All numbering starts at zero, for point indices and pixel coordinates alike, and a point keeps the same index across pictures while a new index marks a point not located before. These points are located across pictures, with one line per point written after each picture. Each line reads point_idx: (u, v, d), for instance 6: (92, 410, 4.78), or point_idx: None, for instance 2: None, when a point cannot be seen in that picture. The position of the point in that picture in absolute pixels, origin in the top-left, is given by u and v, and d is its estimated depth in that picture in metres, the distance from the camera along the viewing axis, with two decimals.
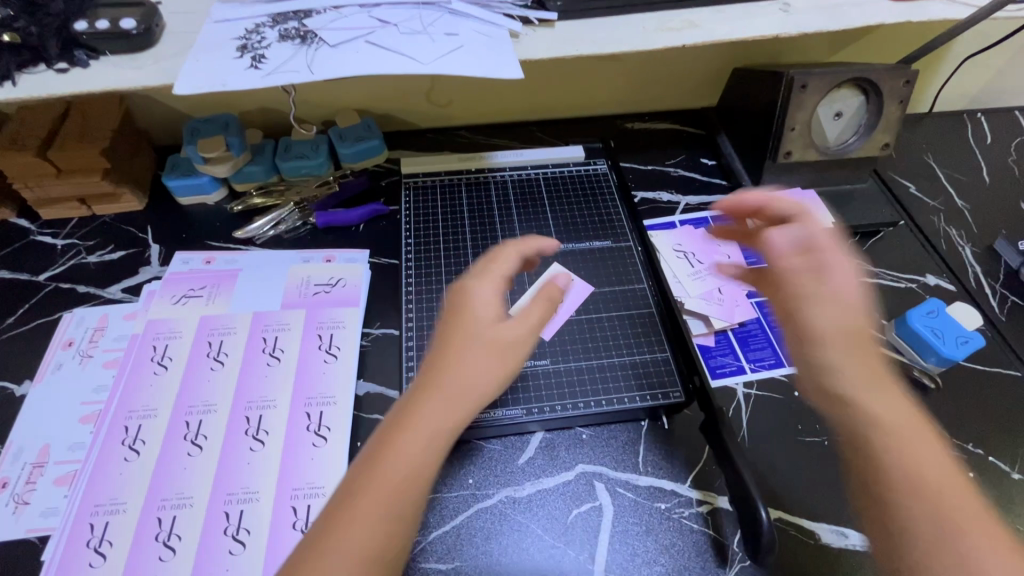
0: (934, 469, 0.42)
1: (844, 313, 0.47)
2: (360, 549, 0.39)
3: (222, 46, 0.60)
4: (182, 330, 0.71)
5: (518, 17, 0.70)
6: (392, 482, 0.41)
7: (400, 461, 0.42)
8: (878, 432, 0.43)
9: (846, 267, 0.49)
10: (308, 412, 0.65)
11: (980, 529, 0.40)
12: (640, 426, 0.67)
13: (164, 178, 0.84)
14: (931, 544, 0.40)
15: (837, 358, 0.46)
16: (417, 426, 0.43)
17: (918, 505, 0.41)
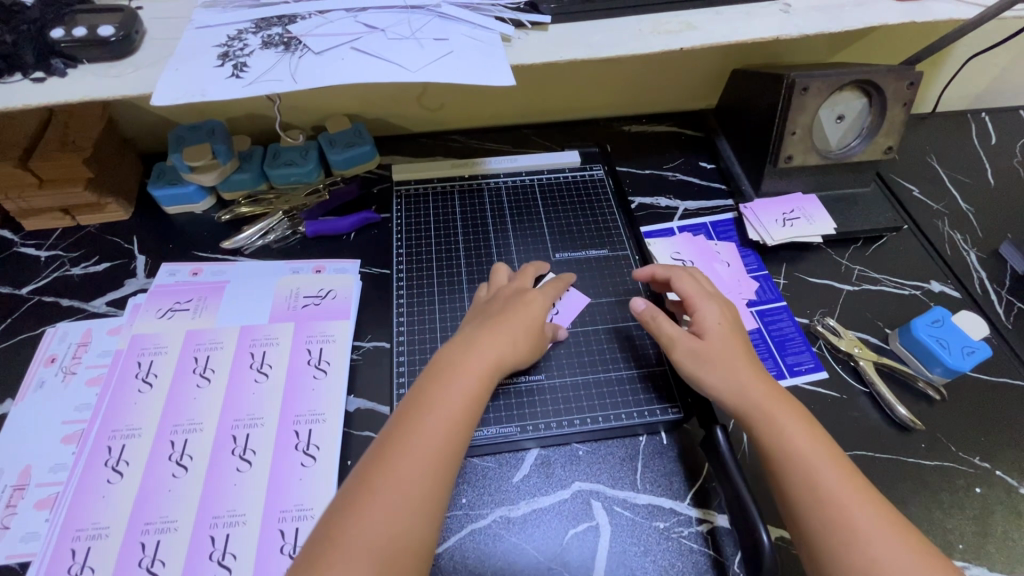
0: (803, 436, 0.52)
1: (705, 341, 0.60)
2: (424, 465, 0.47)
3: (203, 54, 0.58)
4: (167, 345, 0.69)
5: (510, 21, 0.67)
6: (448, 409, 0.50)
7: (457, 390, 0.52)
8: (751, 411, 0.55)
9: (711, 302, 0.63)
10: (296, 430, 0.63)
11: (844, 476, 0.50)
12: (638, 442, 0.65)
13: (149, 188, 0.82)
14: (807, 491, 0.49)
15: (709, 371, 0.59)
16: (464, 372, 0.53)
17: (791, 462, 0.51)
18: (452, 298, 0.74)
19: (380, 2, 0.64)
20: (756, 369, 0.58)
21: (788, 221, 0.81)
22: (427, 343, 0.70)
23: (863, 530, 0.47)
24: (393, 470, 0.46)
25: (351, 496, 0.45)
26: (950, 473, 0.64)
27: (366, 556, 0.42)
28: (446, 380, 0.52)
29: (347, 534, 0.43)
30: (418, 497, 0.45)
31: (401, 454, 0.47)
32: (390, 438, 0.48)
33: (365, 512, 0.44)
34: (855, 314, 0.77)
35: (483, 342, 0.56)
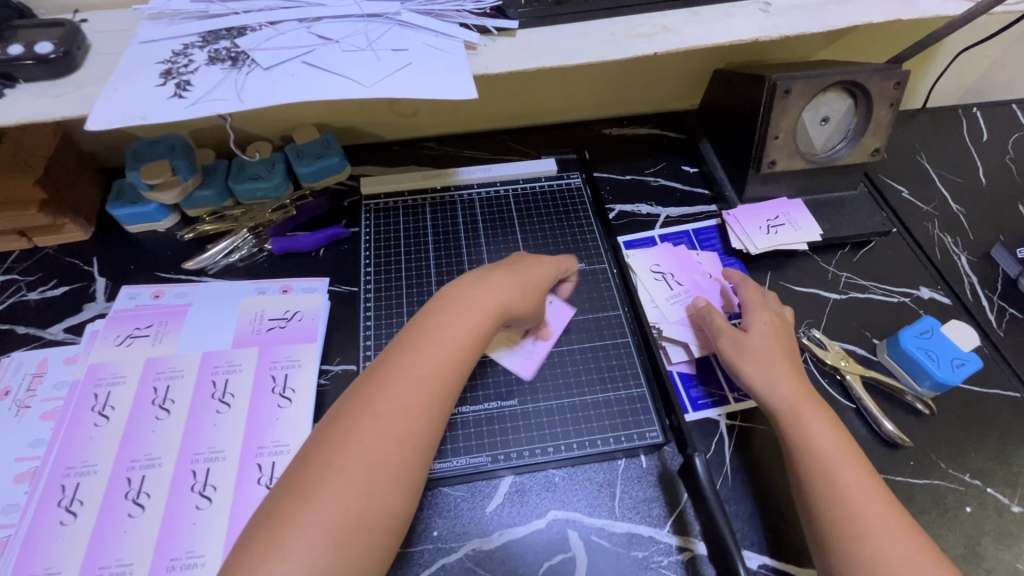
0: (829, 438, 0.53)
1: (751, 338, 0.61)
2: (417, 399, 0.46)
3: (145, 72, 0.55)
4: (126, 374, 0.66)
5: (475, 26, 0.64)
6: (442, 349, 0.49)
7: (452, 331, 0.51)
8: (780, 404, 0.56)
9: (764, 310, 0.64)
10: (258, 463, 0.61)
11: (864, 477, 0.51)
12: (616, 466, 0.62)
13: (108, 207, 0.79)
14: (830, 495, 0.50)
15: (747, 359, 0.60)
16: (463, 314, 0.52)
17: (814, 463, 0.52)
18: None
19: (336, 11, 0.60)
20: (796, 370, 0.59)
21: (770, 226, 0.79)
22: None
23: (877, 535, 0.47)
24: (392, 396, 0.46)
25: (348, 417, 0.45)
26: (938, 491, 0.62)
27: (359, 475, 0.42)
28: (444, 318, 0.51)
29: (339, 456, 0.42)
30: (414, 424, 0.45)
31: (402, 381, 0.47)
32: (389, 365, 0.48)
33: (360, 434, 0.44)
34: (841, 325, 0.74)
35: (487, 286, 0.55)
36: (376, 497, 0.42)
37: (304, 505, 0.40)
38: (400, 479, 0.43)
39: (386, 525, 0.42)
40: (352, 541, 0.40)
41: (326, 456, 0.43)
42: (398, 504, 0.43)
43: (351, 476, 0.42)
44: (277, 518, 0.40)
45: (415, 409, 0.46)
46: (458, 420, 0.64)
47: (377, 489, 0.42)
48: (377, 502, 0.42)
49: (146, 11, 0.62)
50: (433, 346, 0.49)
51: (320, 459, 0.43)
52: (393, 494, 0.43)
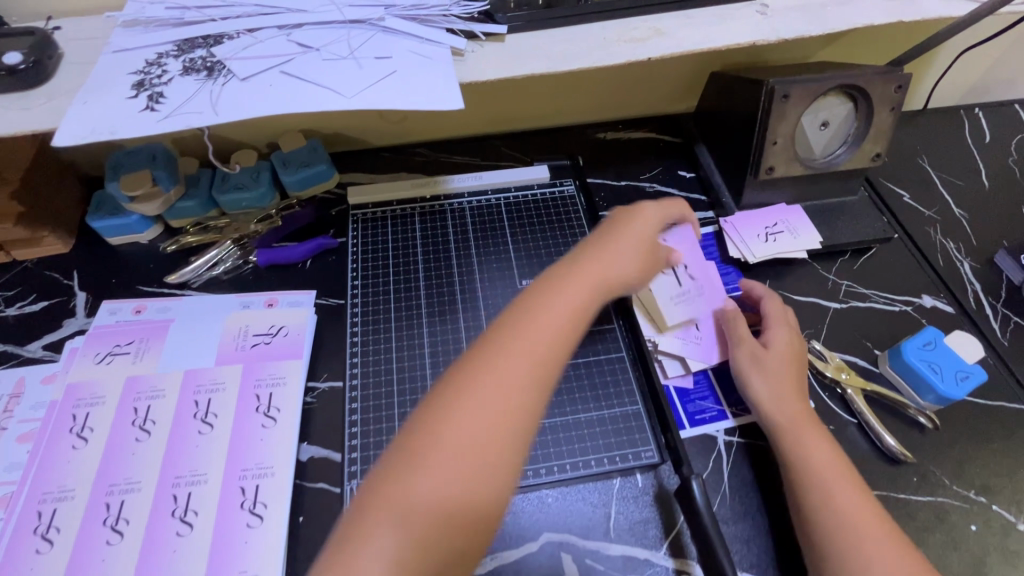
0: (831, 463, 0.54)
1: (770, 355, 0.61)
2: (525, 372, 0.43)
3: (116, 83, 0.53)
4: (105, 395, 0.64)
5: (462, 32, 0.62)
6: (552, 322, 0.47)
7: (561, 304, 0.48)
8: (783, 424, 0.57)
9: (785, 329, 0.64)
10: (242, 487, 0.59)
11: (854, 494, 0.52)
12: (612, 485, 0.61)
13: (87, 219, 0.77)
14: (826, 519, 0.51)
15: (764, 373, 0.60)
16: (569, 288, 0.49)
17: (812, 486, 0.53)
18: (410, 334, 0.69)
19: (317, 17, 0.58)
20: (799, 389, 0.60)
21: (767, 233, 0.77)
22: (382, 388, 0.65)
23: (870, 561, 0.48)
24: (493, 375, 0.43)
25: (445, 395, 0.42)
26: (942, 508, 0.60)
27: (458, 457, 0.40)
28: (548, 291, 0.49)
29: (449, 427, 0.41)
30: (516, 405, 0.42)
31: (502, 359, 0.43)
32: (488, 342, 0.45)
33: (458, 414, 0.41)
34: (842, 335, 0.72)
35: (587, 261, 0.53)
36: (474, 483, 0.40)
37: (401, 486, 0.38)
38: (499, 465, 0.40)
39: (491, 502, 0.40)
40: (448, 528, 0.38)
41: (422, 435, 0.40)
42: (497, 492, 0.40)
43: (450, 458, 0.40)
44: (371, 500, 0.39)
45: (517, 390, 0.43)
46: None
47: (476, 473, 0.40)
48: (477, 489, 0.39)
49: (119, 19, 0.60)
50: (541, 318, 0.46)
51: (426, 431, 0.41)
52: (492, 480, 0.40)
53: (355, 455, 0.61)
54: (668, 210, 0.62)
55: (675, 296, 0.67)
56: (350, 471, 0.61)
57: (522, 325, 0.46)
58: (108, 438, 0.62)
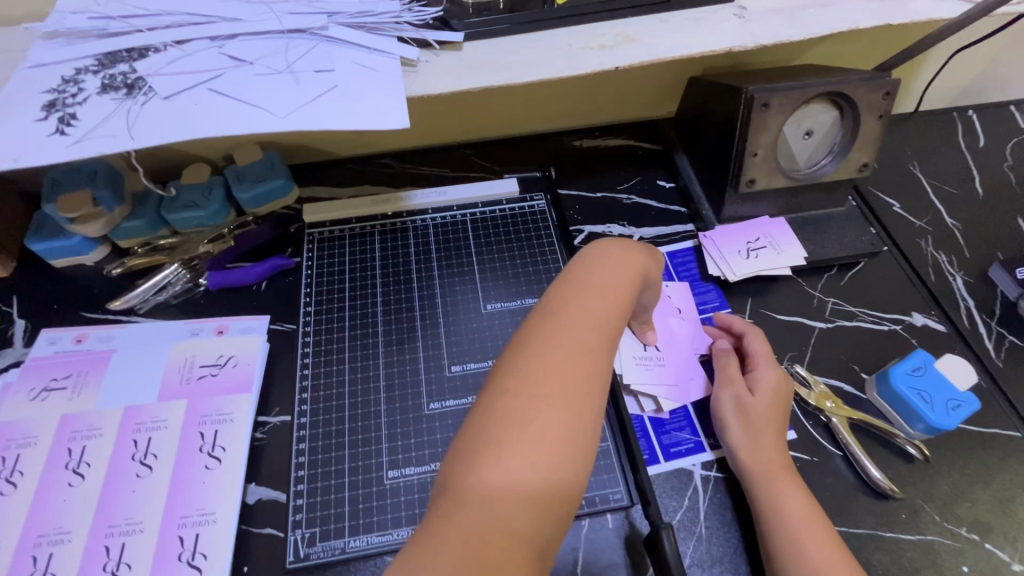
0: (810, 522, 0.51)
1: (755, 400, 0.59)
2: (600, 347, 0.40)
3: (25, 103, 0.48)
4: (38, 435, 0.60)
5: (414, 40, 0.56)
6: (612, 297, 0.43)
7: (617, 282, 0.45)
8: (761, 480, 0.55)
9: (771, 368, 0.61)
10: (180, 536, 0.55)
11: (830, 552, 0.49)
12: (580, 528, 0.57)
13: (26, 241, 0.72)
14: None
15: (748, 419, 0.58)
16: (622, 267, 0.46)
17: (790, 552, 0.50)
18: (365, 364, 0.65)
19: (252, 27, 0.53)
20: (778, 436, 0.58)
21: (750, 250, 0.72)
22: (333, 425, 0.62)
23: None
24: (569, 342, 0.39)
25: (526, 363, 0.37)
26: (933, 548, 0.56)
27: (546, 430, 0.35)
28: (600, 268, 0.45)
29: (530, 402, 0.36)
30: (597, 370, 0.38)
31: (576, 324, 0.40)
32: (554, 312, 0.41)
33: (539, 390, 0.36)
34: (827, 358, 0.68)
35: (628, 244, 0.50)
36: (567, 457, 0.34)
37: (488, 462, 0.33)
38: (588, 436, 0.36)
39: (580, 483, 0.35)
40: (543, 509, 0.33)
41: (502, 408, 0.35)
42: (588, 466, 0.35)
43: (536, 434, 0.34)
44: (452, 484, 0.33)
45: (594, 357, 0.39)
46: (401, 484, 0.58)
47: (569, 446, 0.35)
48: (569, 464, 0.35)
49: (38, 29, 0.54)
50: (600, 294, 0.43)
51: (504, 410, 0.35)
52: (584, 454, 0.35)
53: (300, 501, 0.57)
54: None
55: (639, 357, 0.65)
56: (294, 520, 0.56)
57: (582, 300, 0.42)
58: (39, 483, 0.57)
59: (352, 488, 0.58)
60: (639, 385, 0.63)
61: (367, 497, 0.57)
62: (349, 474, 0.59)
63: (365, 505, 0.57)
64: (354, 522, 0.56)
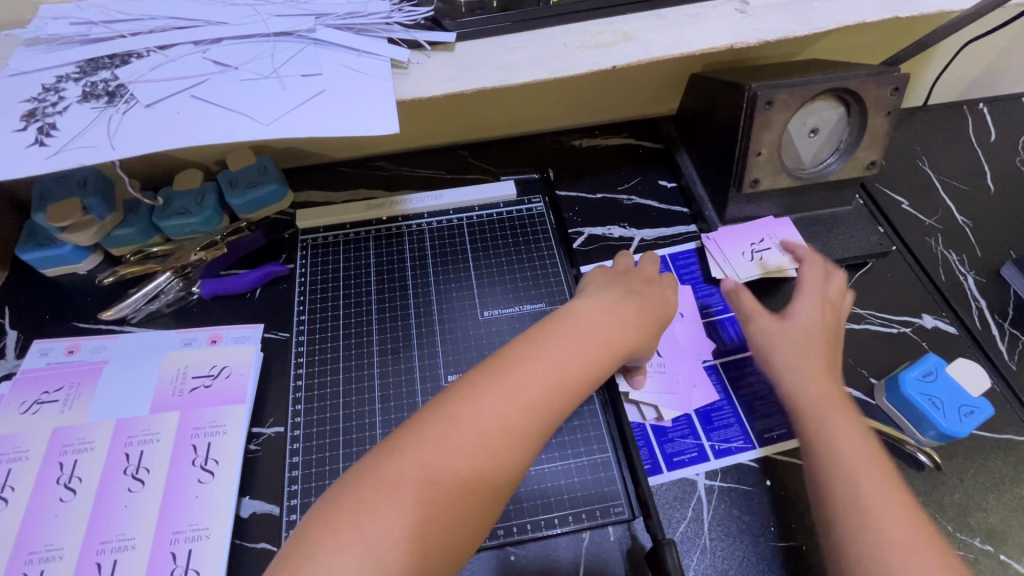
0: (855, 440, 0.50)
1: (795, 328, 0.59)
2: (516, 418, 0.43)
3: (4, 114, 0.48)
4: (29, 449, 0.59)
5: (404, 41, 0.54)
6: (554, 373, 0.46)
7: (566, 357, 0.47)
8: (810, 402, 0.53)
9: (816, 300, 0.60)
10: (173, 552, 0.54)
11: (884, 476, 0.47)
12: (580, 539, 0.55)
13: (16, 251, 0.71)
14: (847, 516, 0.45)
15: (785, 342, 0.58)
16: (581, 341, 0.49)
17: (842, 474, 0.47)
18: (359, 375, 0.64)
19: (238, 30, 0.52)
20: (825, 364, 0.56)
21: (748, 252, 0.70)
22: (326, 438, 0.60)
23: (894, 557, 0.42)
24: (488, 403, 0.43)
25: (467, 386, 0.44)
26: None
27: (427, 475, 0.40)
28: (561, 338, 0.48)
29: (427, 448, 0.41)
30: (544, 404, 0.45)
31: (513, 389, 0.44)
32: (491, 374, 0.45)
33: (440, 439, 0.41)
34: None
35: (609, 315, 0.52)
36: (437, 509, 0.39)
37: (382, 490, 0.39)
38: (518, 450, 0.43)
39: (446, 537, 0.39)
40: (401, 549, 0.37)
41: (403, 444, 0.41)
42: (468, 519, 0.40)
43: (419, 477, 0.40)
44: (342, 497, 0.39)
45: (508, 426, 0.43)
46: None
47: (444, 498, 0.40)
48: (439, 515, 0.39)
49: (19, 36, 0.53)
50: (545, 367, 0.46)
51: (406, 447, 0.41)
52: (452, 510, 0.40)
53: (293, 516, 0.56)
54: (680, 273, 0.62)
55: None
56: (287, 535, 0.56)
57: (522, 367, 0.45)
58: (30, 498, 0.56)
59: None
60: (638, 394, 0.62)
61: None
62: None
63: None
64: None
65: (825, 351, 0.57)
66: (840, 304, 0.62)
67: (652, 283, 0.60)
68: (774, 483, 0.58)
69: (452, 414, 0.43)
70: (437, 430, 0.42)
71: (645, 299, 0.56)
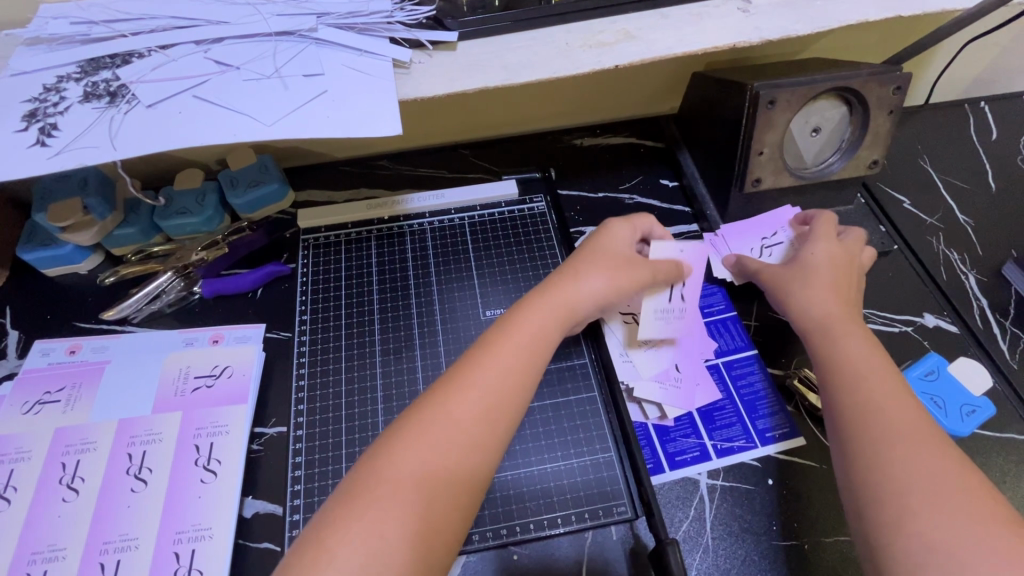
0: (861, 352, 0.53)
1: (807, 262, 0.62)
2: (483, 422, 0.46)
3: (5, 115, 0.48)
4: (32, 449, 0.59)
5: (406, 40, 0.54)
6: (512, 374, 0.49)
7: (520, 358, 0.50)
8: (819, 325, 0.57)
9: (825, 240, 0.63)
10: (176, 553, 0.54)
11: (886, 385, 0.49)
12: (583, 539, 0.56)
13: (17, 251, 0.71)
14: (865, 441, 0.46)
15: (797, 280, 0.61)
16: (531, 340, 0.52)
17: (843, 380, 0.51)
18: (362, 375, 0.64)
19: (239, 30, 0.52)
20: (838, 291, 0.59)
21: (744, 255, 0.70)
22: (329, 438, 0.60)
23: (895, 459, 0.44)
24: (457, 414, 0.46)
25: (436, 392, 0.47)
26: None
27: (410, 489, 0.42)
28: (513, 339, 0.51)
29: (405, 462, 0.43)
30: (512, 389, 0.49)
31: (476, 396, 0.47)
32: (455, 385, 0.47)
33: (416, 454, 0.43)
34: None
35: (555, 307, 0.55)
36: (422, 518, 0.41)
37: (368, 506, 0.41)
38: (486, 452, 0.46)
39: (433, 544, 0.41)
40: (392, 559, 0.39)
41: (385, 461, 0.43)
42: (451, 524, 0.42)
43: (403, 490, 0.42)
44: (334, 513, 0.41)
45: (476, 432, 0.46)
46: None
47: (428, 508, 0.42)
48: (424, 524, 0.41)
49: (20, 36, 0.52)
50: (502, 370, 0.49)
51: (387, 464, 0.43)
52: (436, 518, 0.42)
53: (296, 516, 0.56)
54: (633, 227, 0.63)
55: (658, 376, 0.63)
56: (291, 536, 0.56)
57: (480, 373, 0.48)
58: (32, 497, 0.56)
59: None
60: (650, 401, 0.62)
61: None
62: None
63: None
64: None
65: (839, 280, 0.60)
66: (858, 251, 0.64)
67: (599, 244, 0.60)
68: (776, 482, 0.58)
69: (423, 425, 0.45)
70: (411, 442, 0.44)
71: (589, 269, 0.58)
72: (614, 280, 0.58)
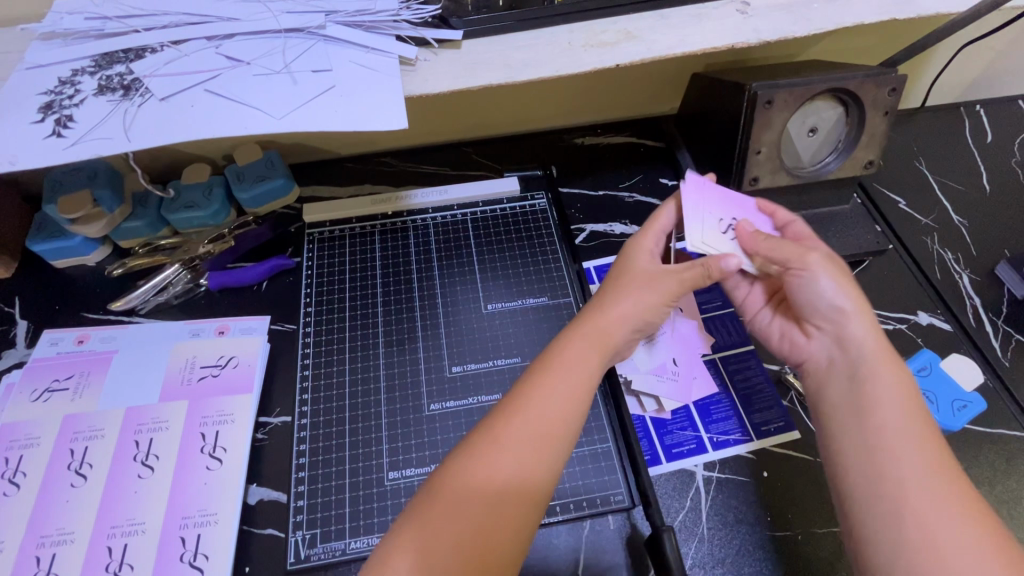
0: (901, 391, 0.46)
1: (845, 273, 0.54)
2: (533, 448, 0.45)
3: (21, 107, 0.49)
4: (41, 436, 0.60)
5: (412, 39, 0.56)
6: (563, 399, 0.48)
7: (569, 384, 0.49)
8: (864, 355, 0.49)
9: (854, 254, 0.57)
10: (182, 537, 0.55)
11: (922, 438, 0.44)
12: (582, 527, 0.57)
13: (26, 243, 0.72)
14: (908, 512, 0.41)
15: (841, 302, 0.51)
16: (582, 360, 0.50)
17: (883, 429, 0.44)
18: (365, 366, 0.65)
19: (249, 26, 0.53)
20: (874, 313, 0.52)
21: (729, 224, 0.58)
22: (333, 427, 0.62)
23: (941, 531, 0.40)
24: (507, 442, 0.45)
25: (496, 404, 0.48)
26: None
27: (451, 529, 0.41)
28: (566, 364, 0.50)
29: (448, 500, 0.42)
30: (562, 409, 0.47)
31: (528, 424, 0.46)
32: (507, 413, 0.46)
33: (457, 492, 0.42)
34: None
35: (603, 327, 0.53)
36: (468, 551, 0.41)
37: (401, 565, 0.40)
38: (538, 479, 0.44)
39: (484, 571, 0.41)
40: None
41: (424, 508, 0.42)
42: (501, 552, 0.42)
43: (443, 531, 0.41)
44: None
45: (528, 459, 0.44)
46: (400, 486, 0.58)
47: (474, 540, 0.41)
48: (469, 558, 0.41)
49: (35, 30, 0.54)
50: (553, 396, 0.48)
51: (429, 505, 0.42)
52: (487, 548, 0.41)
53: (300, 503, 0.58)
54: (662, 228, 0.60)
55: (652, 369, 0.64)
56: (294, 521, 0.57)
57: (528, 401, 0.47)
58: (41, 482, 0.57)
59: (353, 490, 0.58)
60: (643, 392, 0.63)
61: (368, 499, 0.58)
62: (350, 475, 0.59)
63: (366, 506, 0.57)
64: (353, 523, 0.56)
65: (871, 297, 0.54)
66: None
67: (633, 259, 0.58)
68: (770, 474, 0.59)
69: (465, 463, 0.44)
70: (456, 477, 0.43)
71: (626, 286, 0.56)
72: (656, 292, 0.55)
